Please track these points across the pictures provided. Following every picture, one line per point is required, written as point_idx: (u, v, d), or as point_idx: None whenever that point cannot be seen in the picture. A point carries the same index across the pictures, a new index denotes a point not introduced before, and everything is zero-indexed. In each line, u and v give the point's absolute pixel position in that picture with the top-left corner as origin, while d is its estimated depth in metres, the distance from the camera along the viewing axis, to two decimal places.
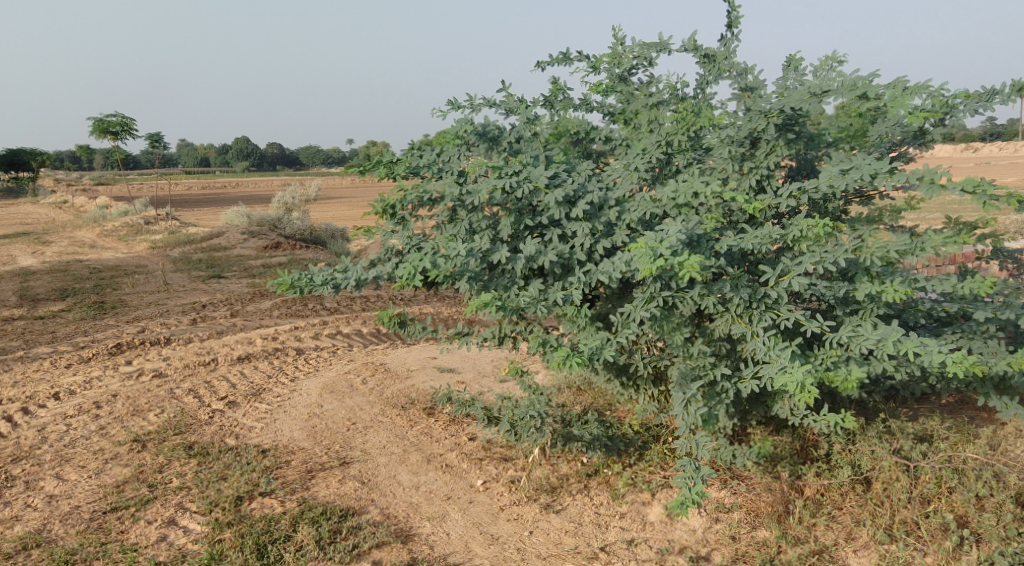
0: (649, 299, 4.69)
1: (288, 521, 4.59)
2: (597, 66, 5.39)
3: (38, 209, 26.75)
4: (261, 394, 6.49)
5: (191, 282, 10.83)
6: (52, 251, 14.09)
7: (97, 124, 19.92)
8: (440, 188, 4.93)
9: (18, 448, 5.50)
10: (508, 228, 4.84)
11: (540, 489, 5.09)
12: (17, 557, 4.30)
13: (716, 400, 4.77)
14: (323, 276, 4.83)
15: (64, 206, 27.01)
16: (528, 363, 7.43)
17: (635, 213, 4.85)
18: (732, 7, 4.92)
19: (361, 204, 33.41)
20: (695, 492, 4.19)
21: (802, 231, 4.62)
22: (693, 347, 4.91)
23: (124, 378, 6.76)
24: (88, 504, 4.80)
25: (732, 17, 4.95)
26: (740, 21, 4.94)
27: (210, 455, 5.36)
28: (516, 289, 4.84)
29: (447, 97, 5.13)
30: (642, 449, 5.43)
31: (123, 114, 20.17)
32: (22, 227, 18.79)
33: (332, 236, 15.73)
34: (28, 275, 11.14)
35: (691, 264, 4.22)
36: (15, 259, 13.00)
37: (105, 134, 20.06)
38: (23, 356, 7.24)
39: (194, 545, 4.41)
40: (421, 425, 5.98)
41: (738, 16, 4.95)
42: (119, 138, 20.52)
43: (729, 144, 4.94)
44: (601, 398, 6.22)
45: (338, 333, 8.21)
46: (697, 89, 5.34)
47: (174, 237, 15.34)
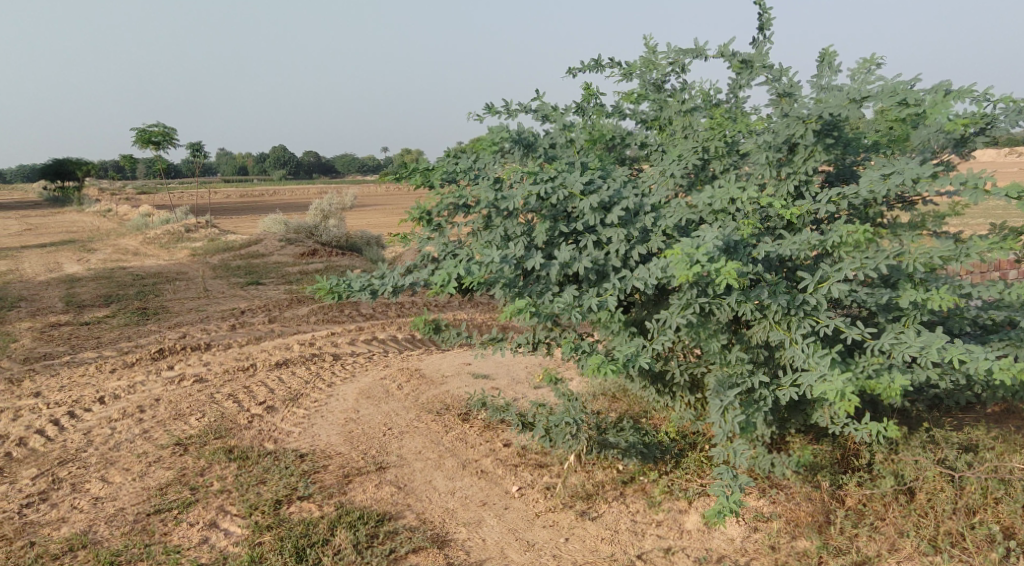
0: (685, 305, 4.67)
1: (325, 525, 4.64)
2: (630, 74, 5.39)
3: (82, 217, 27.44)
4: (299, 399, 6.57)
5: (230, 288, 11.01)
6: (96, 258, 14.41)
7: (140, 134, 20.31)
8: (475, 195, 4.96)
9: (64, 450, 5.62)
10: (543, 235, 4.84)
11: (575, 496, 5.09)
12: (64, 558, 4.39)
13: (754, 408, 4.73)
14: (360, 282, 4.89)
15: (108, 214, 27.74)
16: (563, 369, 7.42)
17: (671, 219, 4.84)
18: (762, 10, 4.90)
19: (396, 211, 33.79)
20: (734, 501, 4.18)
21: (841, 237, 4.59)
22: (730, 354, 4.88)
23: (166, 383, 6.88)
24: (132, 507, 4.89)
25: (764, 19, 4.92)
26: (771, 23, 4.91)
27: (249, 459, 5.44)
28: (550, 295, 4.85)
29: (482, 104, 5.15)
30: (678, 457, 5.38)
31: (165, 125, 20.55)
32: (68, 236, 19.24)
33: (367, 243, 15.89)
34: (74, 282, 11.42)
35: (728, 271, 4.22)
36: (61, 266, 13.34)
37: (148, 144, 20.46)
38: (70, 362, 7.41)
39: (236, 548, 4.47)
40: (456, 431, 6.00)
41: (770, 18, 4.92)
42: (161, 148, 20.91)
43: (767, 149, 4.91)
44: (637, 405, 6.19)
45: (373, 339, 8.29)
46: (731, 94, 5.32)
47: (213, 244, 15.61)
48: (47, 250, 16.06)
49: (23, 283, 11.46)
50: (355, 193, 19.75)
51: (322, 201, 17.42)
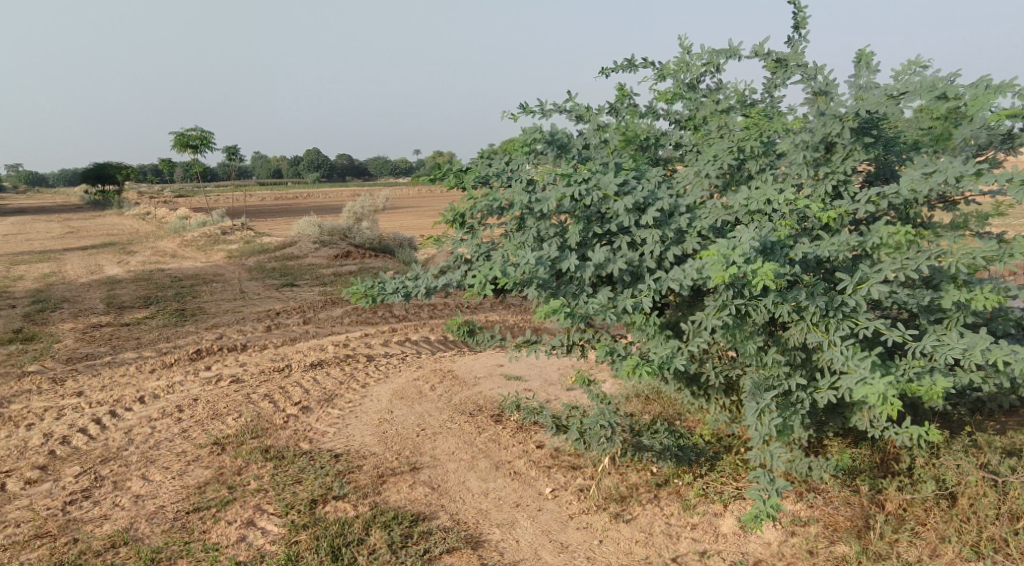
0: (721, 307, 4.64)
1: (361, 525, 4.68)
2: (664, 74, 5.36)
3: (121, 220, 28.01)
4: (333, 400, 6.62)
5: (265, 290, 11.13)
6: (136, 260, 14.67)
7: (179, 138, 20.64)
8: (509, 196, 4.97)
9: (106, 449, 5.73)
10: (577, 236, 4.83)
11: (609, 499, 5.07)
12: (106, 555, 4.47)
13: (791, 411, 4.68)
14: (395, 284, 4.91)
15: (146, 217, 28.26)
16: (596, 371, 7.40)
17: (706, 220, 4.81)
18: (798, 8, 4.85)
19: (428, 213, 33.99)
20: (771, 505, 4.14)
21: (881, 238, 4.53)
22: (766, 356, 4.83)
23: (204, 383, 6.98)
24: (172, 505, 4.97)
25: (799, 17, 4.87)
26: (807, 21, 4.86)
27: (285, 459, 5.50)
28: (584, 297, 4.83)
29: (516, 105, 5.15)
30: (713, 460, 5.35)
31: (203, 129, 20.86)
32: (108, 238, 19.60)
33: (399, 244, 16.00)
34: (114, 284, 11.63)
35: (765, 272, 4.18)
36: (101, 268, 13.60)
37: (185, 148, 20.78)
38: (111, 362, 7.55)
39: (272, 546, 4.53)
40: (489, 432, 6.01)
41: (805, 17, 4.87)
42: (198, 152, 21.22)
43: (804, 149, 4.86)
44: (671, 407, 6.15)
45: (406, 340, 8.34)
46: (767, 94, 5.27)
47: (248, 246, 15.81)
48: (88, 252, 16.40)
49: (65, 285, 11.71)
50: (387, 194, 19.86)
51: (356, 203, 17.64)
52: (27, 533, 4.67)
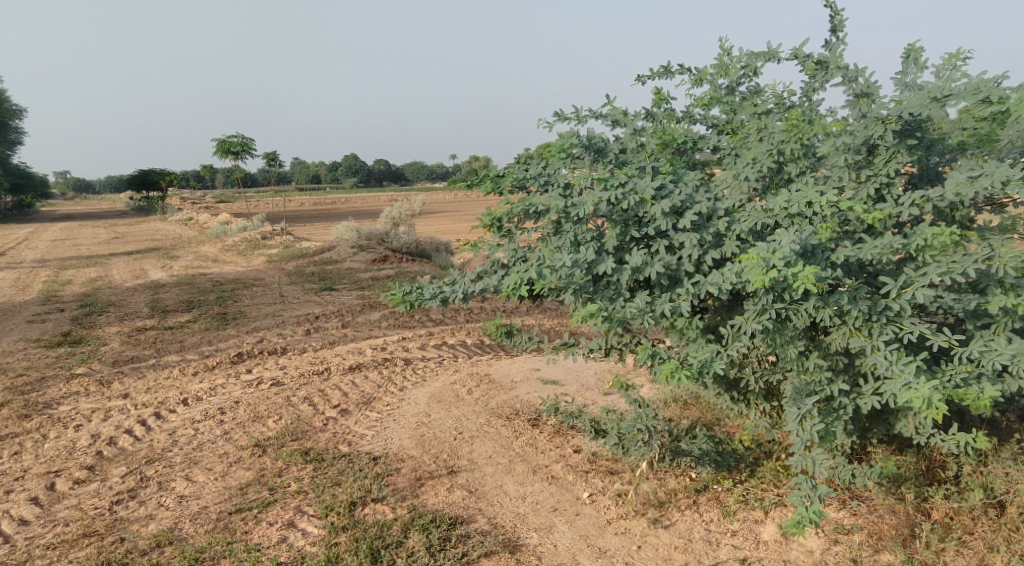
0: (761, 311, 4.59)
1: (399, 528, 4.71)
2: (701, 78, 5.33)
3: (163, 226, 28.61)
4: (372, 403, 6.68)
5: (304, 294, 11.27)
6: (179, 265, 14.98)
7: (221, 144, 21.01)
8: (545, 201, 4.96)
9: (151, 450, 5.85)
10: (614, 240, 4.80)
11: (647, 504, 5.04)
12: (152, 554, 4.55)
13: (834, 416, 4.61)
14: (432, 289, 4.93)
15: (187, 223, 28.85)
16: (634, 376, 7.36)
17: (745, 223, 4.75)
18: (835, 11, 4.79)
19: (463, 218, 34.23)
20: (813, 512, 4.09)
21: (926, 240, 4.46)
22: (808, 361, 4.77)
23: (245, 385, 7.09)
24: (215, 505, 5.05)
25: (837, 20, 4.81)
26: (844, 24, 4.80)
27: (325, 461, 5.56)
28: (622, 301, 4.81)
29: (552, 110, 5.14)
30: (753, 466, 5.29)
31: (244, 135, 21.16)
32: (152, 243, 19.99)
33: (436, 249, 16.10)
34: (158, 288, 11.88)
35: (806, 275, 4.14)
36: (146, 273, 13.90)
37: (227, 154, 21.13)
38: (156, 364, 7.70)
39: (313, 548, 4.58)
40: (526, 436, 6.01)
41: (842, 19, 4.81)
42: (239, 158, 21.56)
43: (846, 152, 4.79)
44: (710, 413, 6.10)
45: (444, 344, 8.39)
46: (807, 97, 5.21)
47: (287, 250, 16.03)
48: (132, 257, 16.76)
49: (111, 289, 11.99)
50: (424, 200, 20.04)
51: (395, 208, 17.89)
52: (75, 531, 4.77)
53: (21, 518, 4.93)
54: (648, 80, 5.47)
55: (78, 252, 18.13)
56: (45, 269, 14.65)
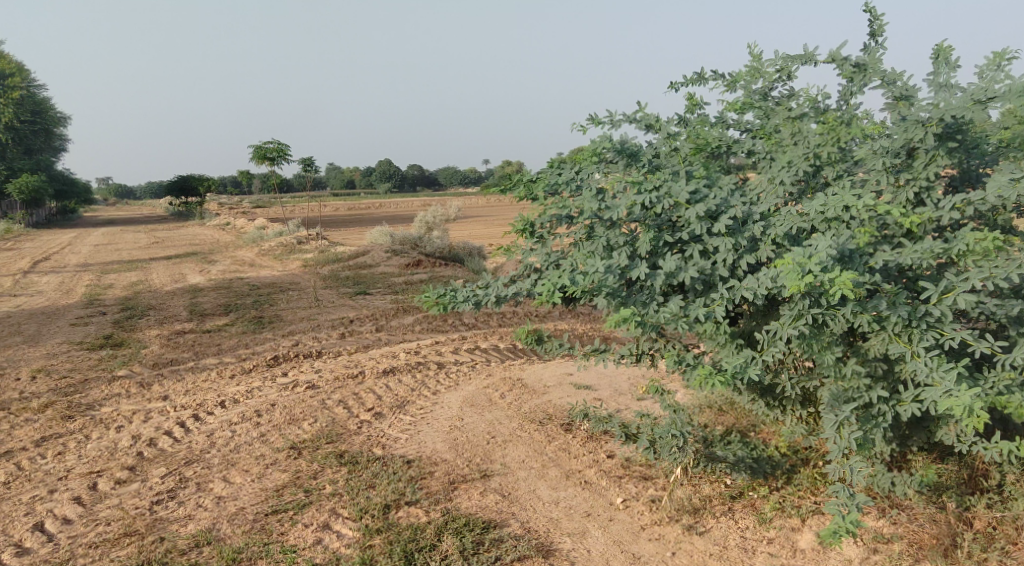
0: (798, 316, 4.53)
1: (433, 531, 4.74)
2: (735, 84, 5.30)
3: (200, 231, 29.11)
4: (405, 407, 6.72)
5: (339, 298, 11.39)
6: (217, 269, 15.23)
7: (256, 151, 21.30)
8: (578, 206, 4.95)
9: (190, 451, 5.94)
10: (648, 244, 4.76)
11: (682, 510, 5.00)
12: (191, 553, 4.62)
13: (872, 424, 4.55)
14: (465, 293, 4.95)
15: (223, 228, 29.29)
16: (668, 381, 7.33)
17: (781, 227, 4.70)
18: (875, 15, 4.75)
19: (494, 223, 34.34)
20: (851, 521, 4.05)
21: (967, 245, 4.39)
22: (845, 367, 4.70)
23: (281, 388, 7.17)
24: (252, 507, 5.11)
25: (876, 24, 4.76)
26: (884, 28, 4.75)
27: (359, 464, 5.61)
28: (655, 306, 4.78)
29: (585, 115, 5.13)
30: (790, 473, 5.24)
31: (280, 142, 21.40)
32: (190, 248, 20.33)
33: (468, 253, 16.17)
34: (196, 292, 12.09)
35: (843, 280, 4.08)
36: (184, 277, 14.16)
37: (263, 161, 21.43)
38: (195, 367, 7.83)
39: (347, 550, 4.62)
40: (559, 441, 6.01)
41: (882, 23, 4.76)
42: (275, 164, 21.84)
43: (883, 156, 4.73)
44: (745, 419, 6.05)
45: (476, 348, 8.42)
46: (843, 101, 5.15)
47: (322, 255, 16.21)
48: (171, 261, 17.09)
49: (151, 293, 12.22)
50: (458, 205, 20.16)
51: (429, 212, 18.04)
52: (116, 531, 4.86)
53: (64, 517, 5.04)
54: (681, 86, 5.46)
55: (119, 257, 18.51)
56: (88, 274, 14.99)
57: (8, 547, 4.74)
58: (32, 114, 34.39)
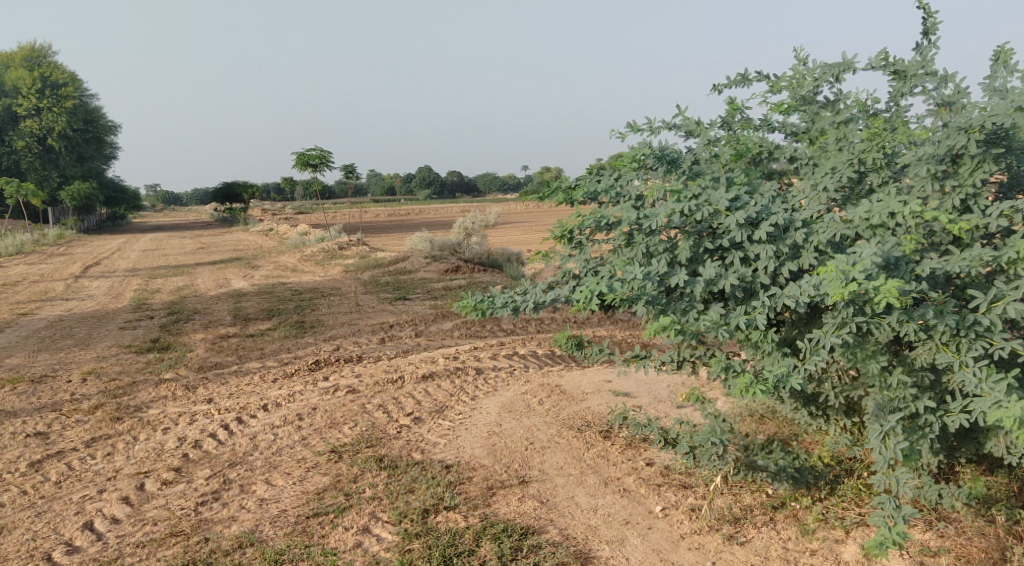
0: (841, 324, 4.45)
1: (471, 536, 4.76)
2: (779, 88, 5.25)
3: (241, 236, 29.61)
4: (444, 412, 6.77)
5: (379, 303, 11.50)
6: (260, 274, 15.50)
7: (300, 157, 21.62)
8: (617, 213, 4.92)
9: (233, 453, 6.05)
10: (687, 251, 4.71)
11: (722, 519, 4.95)
12: (234, 555, 4.69)
13: (919, 435, 4.46)
14: (504, 299, 4.94)
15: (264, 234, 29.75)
16: (708, 389, 7.27)
17: (824, 234, 4.63)
18: (928, 13, 4.67)
19: (531, 228, 34.38)
20: (897, 532, 3.98)
21: (1017, 253, 4.29)
22: (891, 377, 4.58)
23: (322, 392, 7.27)
24: (294, 509, 5.18)
25: (930, 22, 4.68)
26: (937, 27, 4.67)
27: (398, 468, 5.66)
28: (695, 314, 4.73)
29: (624, 122, 5.10)
30: (833, 483, 5.16)
31: (323, 148, 21.70)
32: (233, 254, 20.71)
33: (507, 259, 16.20)
34: (240, 297, 12.30)
35: (888, 289, 4.01)
36: (229, 282, 14.44)
37: (306, 167, 21.74)
38: (239, 371, 7.97)
39: (387, 553, 4.66)
40: (598, 448, 6.00)
41: (936, 22, 4.68)
42: (317, 171, 22.14)
43: (929, 161, 4.63)
44: (787, 428, 5.98)
45: (514, 354, 8.43)
46: (892, 103, 5.05)
47: (362, 260, 16.41)
48: (215, 266, 17.44)
49: (198, 297, 12.49)
50: (497, 211, 20.28)
51: (467, 218, 18.18)
52: (162, 531, 4.96)
53: (113, 517, 5.15)
54: (724, 89, 5.42)
55: (165, 262, 18.93)
56: (137, 278, 15.36)
57: (59, 545, 4.86)
58: (83, 122, 35.28)
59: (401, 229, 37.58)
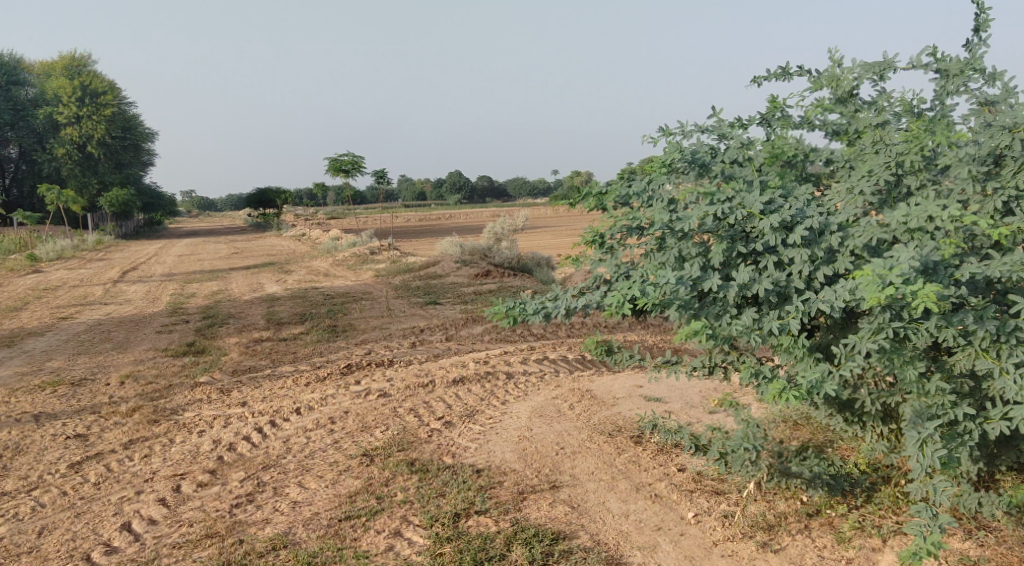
0: (877, 330, 4.38)
1: (502, 541, 4.76)
2: (817, 86, 5.18)
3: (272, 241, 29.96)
4: (475, 416, 6.79)
5: (410, 308, 11.56)
6: (292, 278, 15.67)
7: (333, 163, 21.81)
8: (649, 216, 4.88)
9: (267, 456, 6.12)
10: (720, 255, 4.65)
11: (755, 526, 4.90)
12: (268, 556, 4.73)
13: (958, 442, 4.38)
14: (535, 305, 4.92)
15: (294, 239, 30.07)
16: (741, 395, 7.20)
17: (861, 239, 4.56)
18: (981, 9, 4.59)
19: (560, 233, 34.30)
20: (935, 542, 3.91)
21: None
22: (930, 383, 4.49)
23: (354, 396, 7.33)
24: (326, 512, 5.22)
25: (981, 20, 4.61)
26: (989, 24, 4.60)
27: (430, 472, 5.69)
28: (728, 319, 4.68)
29: (657, 124, 5.07)
30: (869, 491, 5.08)
31: (354, 154, 21.87)
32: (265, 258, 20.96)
33: (537, 264, 16.19)
34: (273, 301, 12.46)
35: (927, 293, 3.94)
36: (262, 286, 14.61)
37: (337, 173, 21.93)
38: (272, 375, 8.07)
39: (418, 557, 4.67)
40: (629, 453, 5.97)
41: (987, 19, 4.60)
42: (348, 176, 22.31)
43: (970, 163, 4.56)
44: (822, 434, 5.91)
45: (545, 359, 8.43)
46: (936, 103, 4.96)
47: (392, 265, 16.50)
48: (248, 271, 17.66)
49: (231, 301, 12.67)
50: (527, 215, 20.26)
51: (497, 223, 18.23)
52: (198, 532, 5.03)
53: (150, 518, 5.24)
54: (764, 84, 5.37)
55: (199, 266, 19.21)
56: (172, 283, 15.63)
57: (98, 546, 4.95)
58: (122, 129, 35.84)
59: (427, 233, 37.78)
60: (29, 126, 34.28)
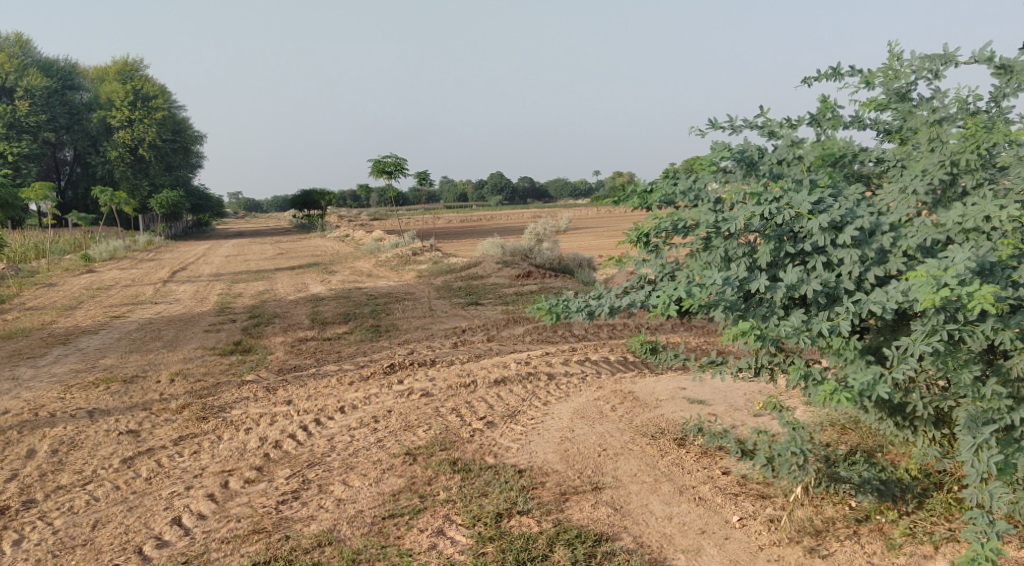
0: (931, 332, 4.27)
1: (545, 541, 4.76)
2: (870, 84, 5.09)
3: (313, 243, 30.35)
4: (516, 417, 6.80)
5: (452, 308, 11.62)
6: (335, 279, 15.85)
7: (375, 165, 22.04)
8: (695, 217, 4.81)
9: (312, 454, 6.20)
10: (768, 256, 4.57)
11: (802, 531, 4.83)
12: (314, 552, 4.79)
13: (1015, 448, 4.25)
14: (579, 303, 4.89)
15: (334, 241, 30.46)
16: (786, 398, 7.10)
17: (914, 239, 4.45)
18: None
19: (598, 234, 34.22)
20: (992, 549, 3.80)
21: None
22: (985, 387, 4.37)
23: (397, 395, 7.40)
24: (370, 510, 5.27)
25: None
26: None
27: (472, 472, 5.71)
28: (776, 320, 4.60)
29: (706, 121, 5.02)
30: (921, 497, 4.97)
31: (397, 155, 22.08)
32: None
33: (579, 265, 16.16)
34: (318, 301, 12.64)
35: (983, 294, 3.84)
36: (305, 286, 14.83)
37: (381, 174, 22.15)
38: (317, 374, 8.18)
39: (461, 556, 4.69)
40: (672, 456, 5.92)
41: None
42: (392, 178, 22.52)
43: None
44: (870, 439, 5.80)
45: (586, 360, 8.41)
46: (994, 101, 4.84)
47: (433, 266, 16.62)
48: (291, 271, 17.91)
49: (276, 301, 12.86)
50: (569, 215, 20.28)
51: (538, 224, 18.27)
52: (246, 528, 5.11)
53: (199, 513, 5.34)
54: (815, 84, 5.30)
55: None
56: (217, 283, 15.92)
57: (149, 539, 5.06)
58: (171, 133, 36.64)
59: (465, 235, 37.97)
60: (84, 129, 34.63)
